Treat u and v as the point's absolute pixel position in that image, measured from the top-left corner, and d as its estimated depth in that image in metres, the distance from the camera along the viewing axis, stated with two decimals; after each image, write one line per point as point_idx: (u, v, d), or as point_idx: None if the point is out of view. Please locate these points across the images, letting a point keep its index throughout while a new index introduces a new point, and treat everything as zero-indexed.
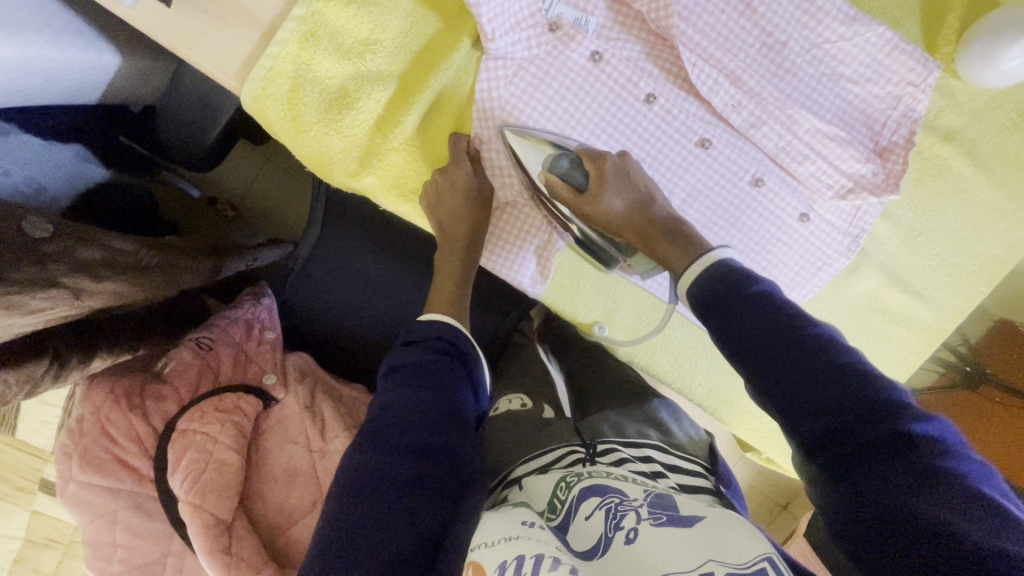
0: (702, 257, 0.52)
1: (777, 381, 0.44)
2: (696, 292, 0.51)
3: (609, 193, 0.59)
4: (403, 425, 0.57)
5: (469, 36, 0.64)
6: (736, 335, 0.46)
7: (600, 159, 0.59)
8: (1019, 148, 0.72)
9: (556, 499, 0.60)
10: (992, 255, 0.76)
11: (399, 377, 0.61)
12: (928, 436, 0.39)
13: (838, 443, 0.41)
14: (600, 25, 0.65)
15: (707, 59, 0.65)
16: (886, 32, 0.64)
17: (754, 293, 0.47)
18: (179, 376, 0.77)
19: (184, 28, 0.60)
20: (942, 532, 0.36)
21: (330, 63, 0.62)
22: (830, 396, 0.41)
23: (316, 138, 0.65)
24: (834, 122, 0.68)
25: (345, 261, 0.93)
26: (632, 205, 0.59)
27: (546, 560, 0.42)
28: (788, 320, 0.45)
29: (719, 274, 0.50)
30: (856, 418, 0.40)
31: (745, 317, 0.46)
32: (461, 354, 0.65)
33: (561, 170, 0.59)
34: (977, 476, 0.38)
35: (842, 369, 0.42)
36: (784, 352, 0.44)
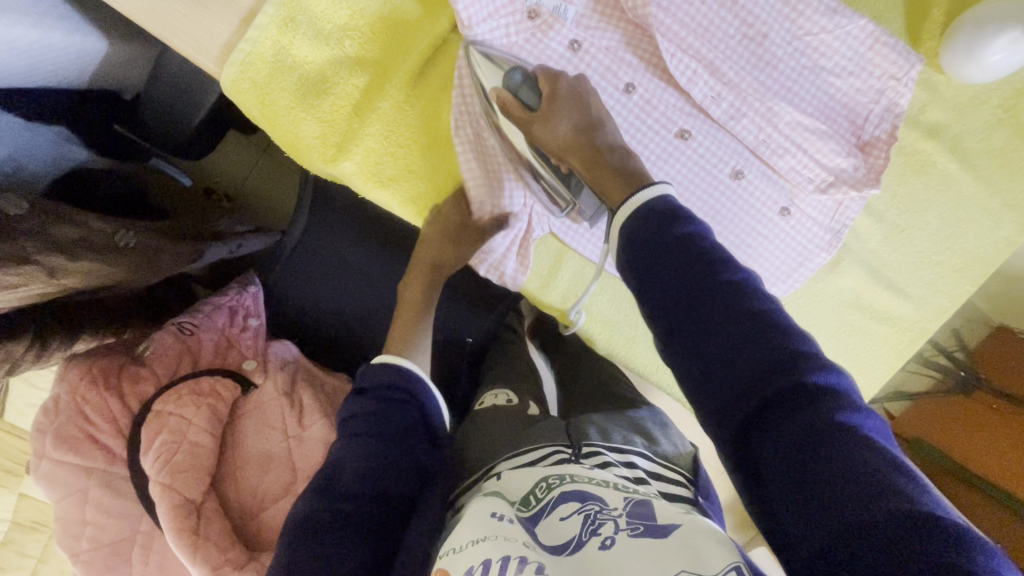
0: (632, 199, 0.51)
1: (691, 330, 0.44)
2: (624, 232, 0.50)
3: (557, 115, 0.58)
4: (359, 448, 0.62)
5: (447, 21, 0.65)
6: (657, 281, 0.46)
7: (554, 79, 0.60)
8: (1004, 145, 0.71)
9: (532, 496, 0.58)
10: (977, 254, 0.75)
11: (354, 422, 0.65)
12: (826, 387, 0.38)
13: (741, 387, 0.41)
14: (580, 14, 0.64)
15: (686, 50, 0.65)
16: (869, 24, 0.63)
17: (679, 235, 0.47)
18: (158, 359, 0.78)
19: (163, 11, 0.61)
20: (828, 477, 0.35)
21: (309, 48, 0.63)
22: (739, 344, 0.41)
23: (293, 122, 0.65)
24: (815, 115, 0.68)
25: (330, 249, 0.93)
26: (578, 129, 0.58)
27: (511, 563, 0.42)
28: (709, 264, 0.45)
29: (651, 210, 0.49)
30: (760, 364, 0.40)
31: (669, 258, 0.46)
32: (414, 395, 0.71)
33: (513, 84, 0.59)
34: (874, 428, 0.37)
35: (752, 317, 0.42)
36: (702, 296, 0.44)
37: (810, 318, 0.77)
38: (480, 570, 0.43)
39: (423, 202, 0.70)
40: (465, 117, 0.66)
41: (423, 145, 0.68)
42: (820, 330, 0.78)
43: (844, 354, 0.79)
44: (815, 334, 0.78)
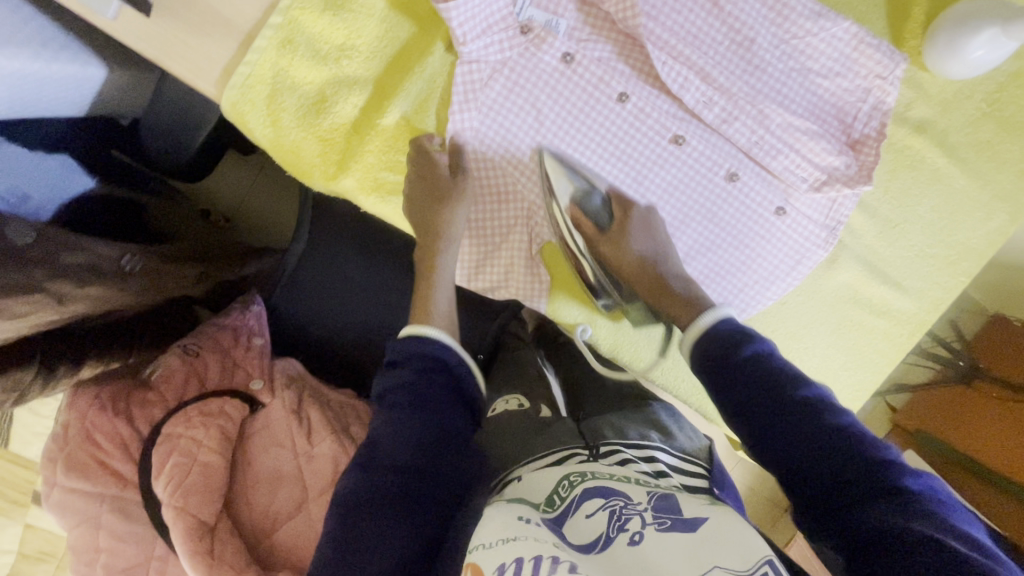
0: (695, 321, 0.61)
1: (774, 430, 0.50)
2: (693, 355, 0.59)
3: (626, 241, 0.68)
4: (397, 444, 0.58)
5: (442, 41, 0.66)
6: (736, 385, 0.53)
7: (627, 207, 0.69)
8: (990, 138, 0.73)
9: (555, 495, 0.57)
10: (970, 246, 0.76)
11: (400, 397, 0.61)
12: (908, 485, 0.44)
13: (835, 495, 0.46)
14: (571, 27, 0.66)
15: (677, 57, 0.66)
16: (852, 26, 0.66)
17: (747, 356, 0.54)
18: (167, 382, 0.78)
19: (165, 37, 0.62)
20: (920, 553, 0.40)
21: (308, 69, 0.64)
22: (824, 443, 0.47)
23: (296, 141, 0.67)
24: (806, 116, 0.70)
25: (333, 264, 0.94)
26: (645, 258, 0.68)
27: (547, 561, 0.41)
28: (778, 382, 0.51)
29: (717, 331, 0.58)
30: (850, 474, 0.46)
31: (746, 380, 0.52)
32: (447, 365, 0.65)
33: (588, 206, 0.68)
34: (958, 523, 0.42)
35: (834, 423, 0.48)
36: (778, 408, 0.50)
37: (808, 314, 0.78)
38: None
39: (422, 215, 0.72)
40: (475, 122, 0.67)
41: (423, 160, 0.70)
42: (820, 326, 0.79)
43: (844, 349, 0.80)
44: (814, 330, 0.79)
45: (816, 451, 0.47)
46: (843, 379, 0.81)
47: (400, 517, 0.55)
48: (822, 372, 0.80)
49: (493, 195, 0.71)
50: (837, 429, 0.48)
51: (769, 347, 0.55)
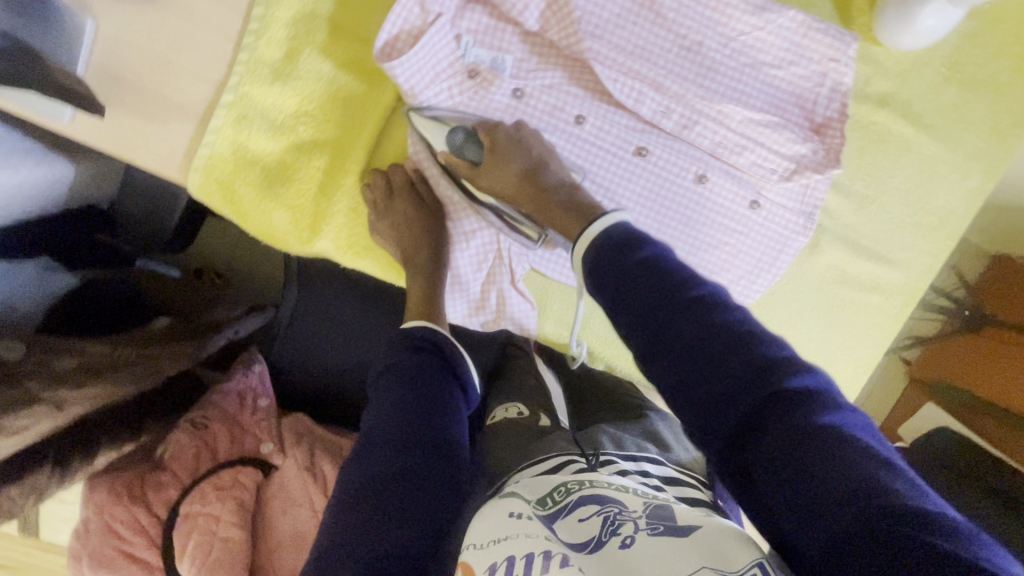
0: (588, 229, 0.55)
1: (663, 341, 0.46)
2: (586, 267, 0.55)
3: (505, 161, 0.62)
4: (395, 425, 0.58)
5: (392, 94, 0.67)
6: (625, 297, 0.49)
7: (493, 131, 0.63)
8: (956, 101, 0.72)
9: (549, 497, 0.58)
10: (950, 209, 0.76)
11: (404, 379, 0.62)
12: (801, 388, 0.40)
13: (722, 406, 0.42)
14: (518, 60, 0.66)
15: (628, 73, 0.66)
16: (797, 14, 0.65)
17: (639, 260, 0.50)
18: (178, 461, 0.79)
19: (125, 132, 0.64)
20: (809, 474, 0.37)
21: (266, 141, 0.65)
22: (711, 353, 0.44)
23: (266, 213, 0.68)
24: (766, 109, 0.70)
25: (326, 314, 0.94)
26: (526, 173, 0.63)
27: (537, 560, 0.45)
28: (668, 286, 0.47)
29: (610, 235, 0.53)
30: (739, 383, 0.42)
31: (634, 285, 0.49)
32: (443, 351, 0.67)
33: (455, 144, 0.64)
34: (852, 424, 0.38)
35: (720, 327, 0.44)
36: (666, 313, 0.47)
37: (798, 303, 0.78)
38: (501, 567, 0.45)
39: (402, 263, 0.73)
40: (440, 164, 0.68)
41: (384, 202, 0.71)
42: (810, 311, 0.79)
43: (839, 329, 0.80)
44: (806, 317, 0.79)
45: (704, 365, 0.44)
46: (843, 357, 0.81)
47: (408, 491, 0.55)
48: (819, 355, 0.80)
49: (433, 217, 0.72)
50: (725, 329, 0.44)
51: (663, 250, 0.51)
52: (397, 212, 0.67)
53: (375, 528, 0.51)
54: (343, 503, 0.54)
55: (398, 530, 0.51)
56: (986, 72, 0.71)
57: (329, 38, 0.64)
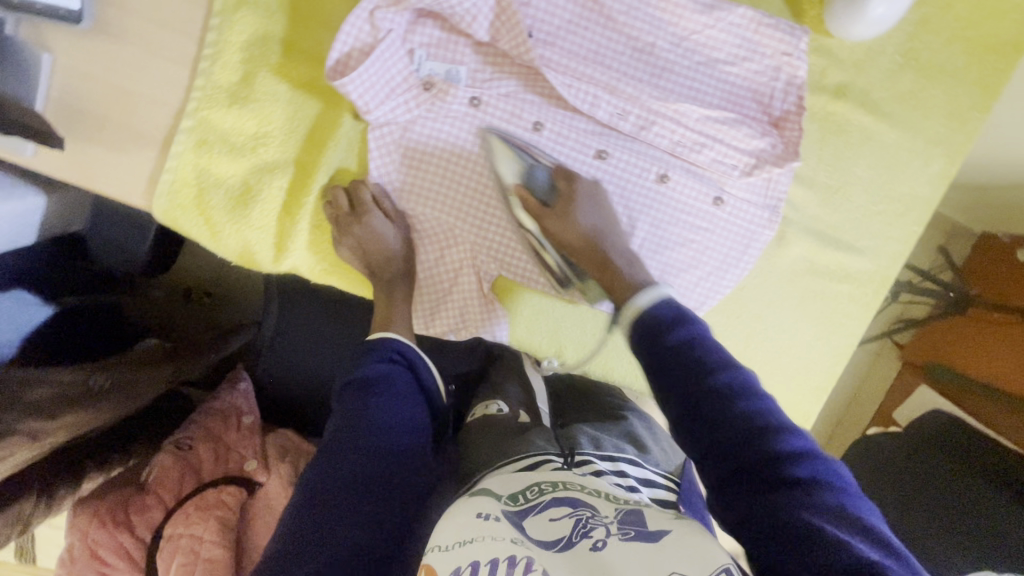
0: (631, 302, 0.58)
1: (695, 415, 0.49)
2: (628, 333, 0.58)
3: (573, 212, 0.65)
4: (365, 435, 0.61)
5: (350, 111, 0.67)
6: (663, 370, 0.52)
7: (572, 180, 0.67)
8: (912, 88, 0.72)
9: (522, 494, 0.57)
10: (915, 195, 0.76)
11: (370, 389, 0.64)
12: (815, 479, 0.45)
13: (744, 481, 0.46)
14: (472, 71, 0.67)
15: (582, 78, 0.67)
16: (747, 11, 0.66)
17: (674, 339, 0.53)
18: (161, 483, 0.80)
19: (87, 163, 0.64)
20: (822, 554, 0.41)
21: (228, 163, 0.66)
22: (739, 433, 0.48)
23: (232, 235, 0.68)
24: (722, 105, 0.70)
25: (306, 329, 0.95)
26: (590, 235, 0.65)
27: (502, 565, 0.47)
28: (704, 366, 0.51)
29: (649, 309, 0.56)
30: (761, 463, 0.46)
31: (671, 365, 0.52)
32: (409, 362, 0.69)
33: (534, 181, 0.68)
34: (860, 513, 0.43)
35: (748, 411, 0.48)
36: (700, 389, 0.50)
37: (768, 296, 0.79)
38: (468, 570, 0.48)
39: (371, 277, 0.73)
40: (403, 171, 0.70)
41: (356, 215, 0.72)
42: (781, 303, 0.79)
43: (812, 319, 0.80)
44: (777, 309, 0.79)
45: (733, 444, 0.47)
46: (819, 348, 0.81)
47: (371, 498, 0.58)
48: (794, 347, 0.80)
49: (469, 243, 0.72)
50: (749, 418, 0.48)
51: (701, 330, 0.54)
52: (359, 233, 0.67)
53: (338, 525, 0.55)
54: (308, 505, 0.57)
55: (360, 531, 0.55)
56: (940, 57, 0.71)
57: (283, 60, 0.65)
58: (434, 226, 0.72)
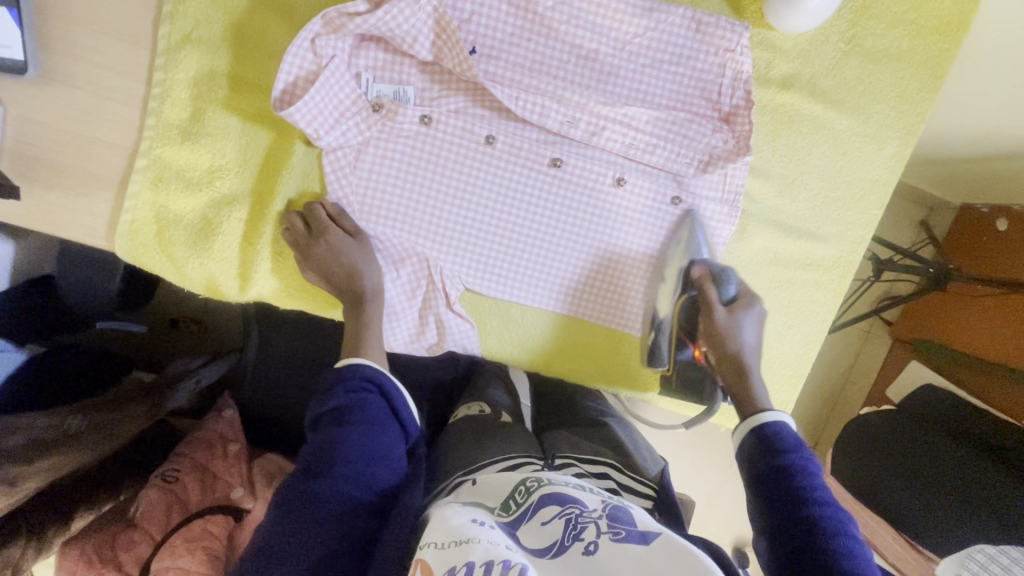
0: (753, 415, 0.62)
1: (784, 531, 0.52)
2: (740, 444, 0.62)
3: (739, 328, 0.67)
4: (335, 463, 0.58)
5: (302, 138, 0.68)
6: (765, 485, 0.56)
7: (753, 301, 0.69)
8: (859, 73, 0.73)
9: (512, 500, 0.56)
10: (872, 179, 0.76)
11: (342, 417, 0.62)
12: None
13: None
14: (420, 90, 0.68)
15: (529, 89, 0.68)
16: (687, 11, 0.67)
17: (782, 462, 0.56)
18: (148, 517, 0.80)
19: (45, 209, 0.65)
20: None
21: (185, 199, 0.67)
22: (819, 560, 0.49)
23: (195, 269, 0.69)
24: (672, 104, 0.70)
25: (286, 353, 0.96)
26: (744, 351, 0.67)
27: (496, 567, 0.41)
28: (804, 496, 0.53)
29: (761, 430, 0.60)
30: None
31: (774, 482, 0.56)
32: (383, 389, 0.66)
33: (726, 282, 0.67)
34: None
35: (836, 548, 0.49)
36: (791, 514, 0.53)
37: None
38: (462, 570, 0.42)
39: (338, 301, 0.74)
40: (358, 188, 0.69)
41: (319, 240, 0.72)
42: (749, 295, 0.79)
43: (782, 309, 0.80)
44: None
45: (812, 569, 0.49)
46: (791, 338, 0.81)
47: (338, 521, 0.55)
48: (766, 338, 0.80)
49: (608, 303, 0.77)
50: (835, 558, 0.48)
51: (813, 467, 0.56)
52: (318, 255, 0.66)
53: (298, 531, 0.54)
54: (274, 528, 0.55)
55: (323, 538, 0.54)
56: (883, 42, 0.72)
57: (231, 93, 0.66)
58: (394, 245, 0.72)
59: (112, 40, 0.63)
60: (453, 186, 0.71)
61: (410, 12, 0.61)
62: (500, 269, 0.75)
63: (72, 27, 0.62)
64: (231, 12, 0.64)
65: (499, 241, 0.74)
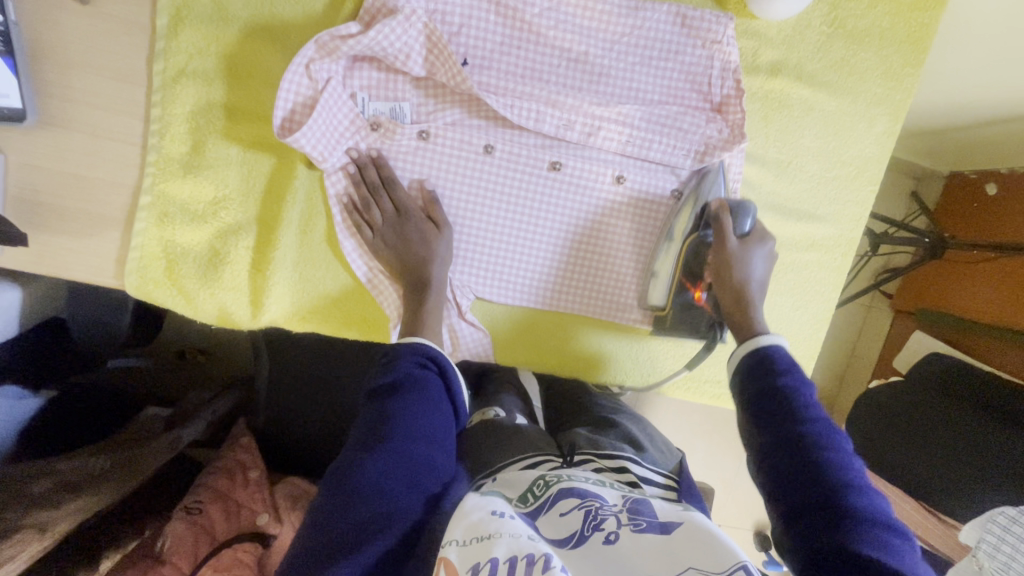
0: (751, 338, 0.61)
1: (777, 443, 0.51)
2: (738, 366, 0.60)
3: (746, 261, 0.66)
4: (401, 435, 0.54)
5: (303, 162, 0.68)
6: (761, 402, 0.55)
7: (765, 240, 0.68)
8: (843, 54, 0.74)
9: (530, 493, 0.57)
10: (865, 156, 0.78)
11: (399, 393, 0.57)
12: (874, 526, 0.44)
13: (809, 507, 0.47)
14: (415, 105, 0.69)
15: (523, 96, 0.69)
16: (672, 7, 0.68)
17: (780, 383, 0.55)
18: (178, 551, 0.79)
19: (54, 253, 0.65)
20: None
21: (192, 232, 0.67)
22: (814, 470, 0.48)
23: (207, 299, 0.69)
24: (665, 98, 0.71)
25: (299, 375, 0.96)
26: (749, 283, 0.66)
27: (521, 563, 0.41)
28: (799, 411, 0.52)
29: (757, 352, 0.59)
30: (827, 497, 0.46)
31: (770, 398, 0.54)
32: (441, 369, 0.62)
33: (739, 215, 0.67)
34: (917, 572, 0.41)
35: (831, 458, 0.49)
36: (786, 426, 0.52)
37: None
38: (486, 568, 0.42)
39: (348, 321, 0.74)
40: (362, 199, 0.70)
41: (327, 261, 0.72)
42: None
43: (787, 291, 0.81)
44: None
45: (807, 479, 0.48)
46: (798, 318, 0.81)
47: (404, 488, 0.52)
48: (773, 320, 0.81)
49: (597, 288, 0.77)
50: (831, 469, 0.48)
51: (808, 385, 0.56)
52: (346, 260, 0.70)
53: (350, 506, 0.49)
54: (331, 495, 0.51)
55: (392, 499, 0.50)
56: (865, 22, 0.73)
57: (228, 123, 0.66)
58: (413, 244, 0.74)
59: (108, 82, 0.63)
60: (455, 197, 0.72)
61: (401, 29, 0.62)
62: (503, 273, 0.75)
63: (67, 72, 0.63)
64: (222, 44, 0.64)
65: (501, 242, 0.74)
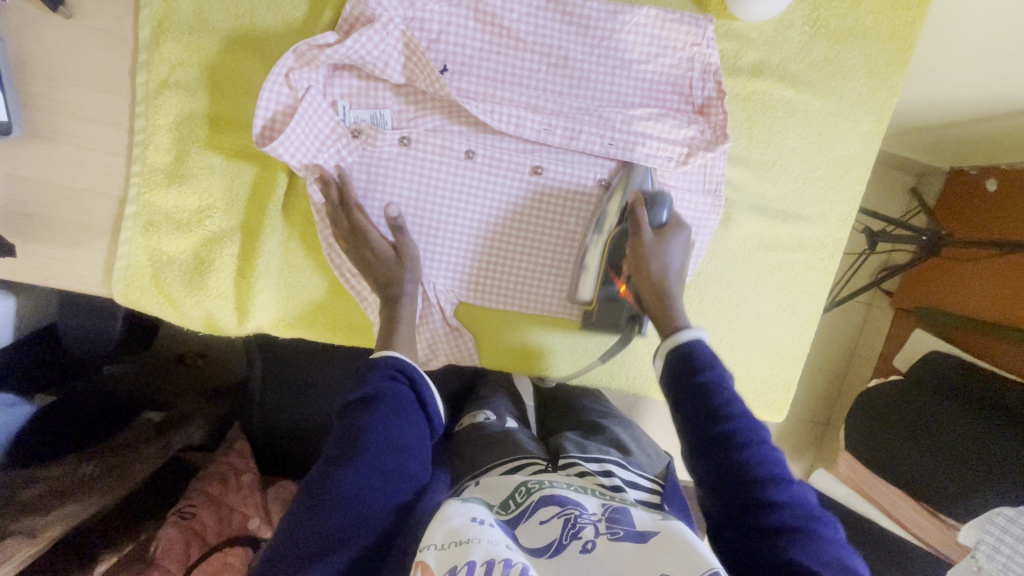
0: (672, 335, 0.62)
1: (706, 441, 0.53)
2: (664, 366, 0.60)
3: (663, 254, 0.66)
4: (372, 447, 0.54)
5: (285, 169, 0.69)
6: (687, 404, 0.56)
7: (683, 230, 0.68)
8: (827, 54, 0.74)
9: (512, 500, 0.57)
10: (850, 155, 0.77)
11: (371, 405, 0.58)
12: (789, 501, 0.49)
13: (736, 502, 0.50)
14: (396, 112, 0.69)
15: (504, 101, 0.69)
16: (651, 10, 0.68)
17: (700, 381, 0.56)
18: (169, 555, 0.80)
19: (42, 262, 0.66)
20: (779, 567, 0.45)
21: (176, 240, 0.68)
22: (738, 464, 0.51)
23: (192, 306, 0.70)
24: (646, 101, 0.71)
25: (290, 379, 0.96)
26: (666, 276, 0.66)
27: (497, 566, 0.42)
28: (722, 406, 0.54)
29: (679, 351, 0.60)
30: (749, 489, 0.50)
31: (694, 398, 0.55)
32: (412, 380, 0.62)
33: (655, 204, 0.67)
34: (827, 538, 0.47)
35: (750, 445, 0.52)
36: (709, 423, 0.54)
37: (730, 279, 0.80)
38: (463, 570, 0.42)
39: (333, 326, 0.74)
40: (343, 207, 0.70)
41: (310, 267, 0.73)
42: (742, 282, 0.80)
43: (773, 293, 0.80)
44: (737, 287, 0.80)
45: (733, 474, 0.51)
46: (785, 320, 0.81)
47: (373, 498, 0.52)
48: (759, 322, 0.81)
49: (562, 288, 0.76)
50: (751, 460, 0.51)
51: (725, 375, 0.57)
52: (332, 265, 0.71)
53: (320, 519, 0.50)
54: (301, 507, 0.52)
55: (361, 511, 0.51)
56: (848, 22, 0.73)
57: (211, 133, 0.67)
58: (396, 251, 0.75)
59: (93, 94, 0.64)
60: (440, 204, 0.72)
61: (379, 37, 0.63)
62: (485, 277, 0.76)
63: (53, 85, 0.64)
64: (204, 54, 0.65)
65: (483, 247, 0.74)
